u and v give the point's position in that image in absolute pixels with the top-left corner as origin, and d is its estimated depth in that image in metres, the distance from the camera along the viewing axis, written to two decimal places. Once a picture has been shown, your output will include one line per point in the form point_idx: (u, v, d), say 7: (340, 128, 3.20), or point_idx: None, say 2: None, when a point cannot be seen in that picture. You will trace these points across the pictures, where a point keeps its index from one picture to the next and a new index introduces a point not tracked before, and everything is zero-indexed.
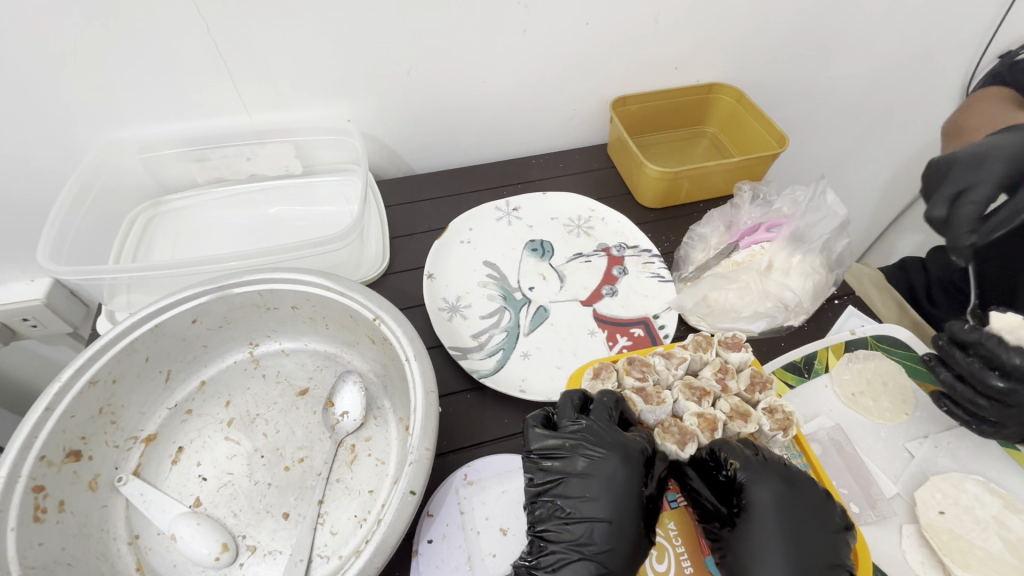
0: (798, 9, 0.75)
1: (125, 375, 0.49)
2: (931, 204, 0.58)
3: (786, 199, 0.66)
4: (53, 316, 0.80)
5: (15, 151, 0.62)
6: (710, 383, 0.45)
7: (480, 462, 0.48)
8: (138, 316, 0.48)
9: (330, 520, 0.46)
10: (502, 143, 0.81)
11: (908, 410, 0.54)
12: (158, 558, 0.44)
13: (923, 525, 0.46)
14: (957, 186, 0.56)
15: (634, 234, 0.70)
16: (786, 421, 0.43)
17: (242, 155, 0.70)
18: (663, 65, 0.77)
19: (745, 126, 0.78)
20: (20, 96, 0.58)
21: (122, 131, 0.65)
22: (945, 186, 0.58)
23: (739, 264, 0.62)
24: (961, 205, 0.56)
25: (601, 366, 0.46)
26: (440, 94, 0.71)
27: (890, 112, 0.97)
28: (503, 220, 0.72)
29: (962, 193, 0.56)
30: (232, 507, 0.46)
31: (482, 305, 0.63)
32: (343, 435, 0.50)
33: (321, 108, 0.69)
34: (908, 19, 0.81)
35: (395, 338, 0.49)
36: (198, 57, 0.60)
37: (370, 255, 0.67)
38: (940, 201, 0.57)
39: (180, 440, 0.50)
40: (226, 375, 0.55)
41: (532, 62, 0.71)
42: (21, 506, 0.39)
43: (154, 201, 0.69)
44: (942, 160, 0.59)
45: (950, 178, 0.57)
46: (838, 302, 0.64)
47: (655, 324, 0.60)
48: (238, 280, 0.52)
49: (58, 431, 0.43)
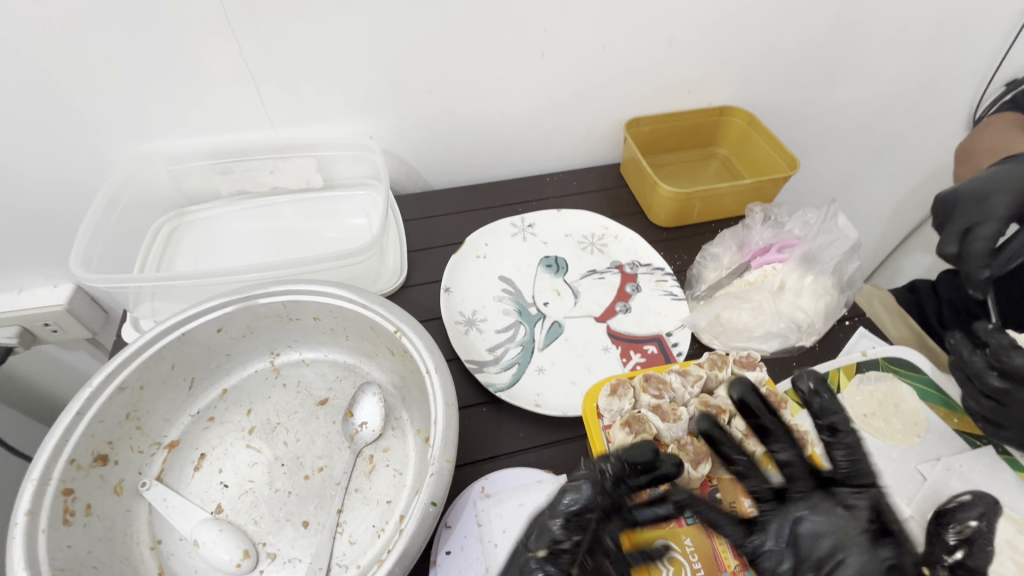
0: (809, 37, 0.77)
1: (152, 382, 0.50)
2: (943, 240, 0.62)
3: (798, 221, 0.68)
4: (73, 321, 0.81)
5: (48, 159, 0.64)
6: (725, 401, 0.46)
7: (497, 475, 0.49)
8: (167, 324, 0.50)
9: (348, 529, 0.46)
10: (518, 160, 0.83)
11: (919, 433, 0.55)
12: (179, 563, 0.45)
13: (936, 548, 0.46)
14: (965, 223, 0.60)
15: (647, 252, 0.71)
16: (800, 440, 0.44)
17: (266, 168, 0.72)
18: (677, 88, 0.79)
19: (756, 149, 0.80)
20: (57, 108, 0.60)
21: (151, 143, 0.67)
22: (954, 223, 0.61)
23: (751, 284, 0.63)
24: (971, 240, 0.59)
25: (618, 383, 0.47)
26: (459, 113, 0.73)
27: (898, 136, 0.99)
28: (518, 236, 0.74)
29: (971, 229, 0.60)
30: (253, 514, 0.47)
31: (498, 319, 0.64)
32: (362, 445, 0.51)
33: (344, 125, 0.71)
34: (916, 47, 0.83)
35: (415, 351, 0.50)
36: (228, 74, 0.61)
37: (389, 268, 0.68)
38: (951, 237, 0.61)
39: (202, 447, 0.51)
40: (248, 384, 0.56)
41: (549, 82, 0.73)
42: (51, 508, 0.40)
43: (179, 212, 0.71)
44: (948, 197, 0.64)
45: (958, 215, 0.61)
46: (849, 323, 0.64)
47: (668, 342, 0.61)
48: (263, 291, 0.53)
49: (87, 434, 0.45)
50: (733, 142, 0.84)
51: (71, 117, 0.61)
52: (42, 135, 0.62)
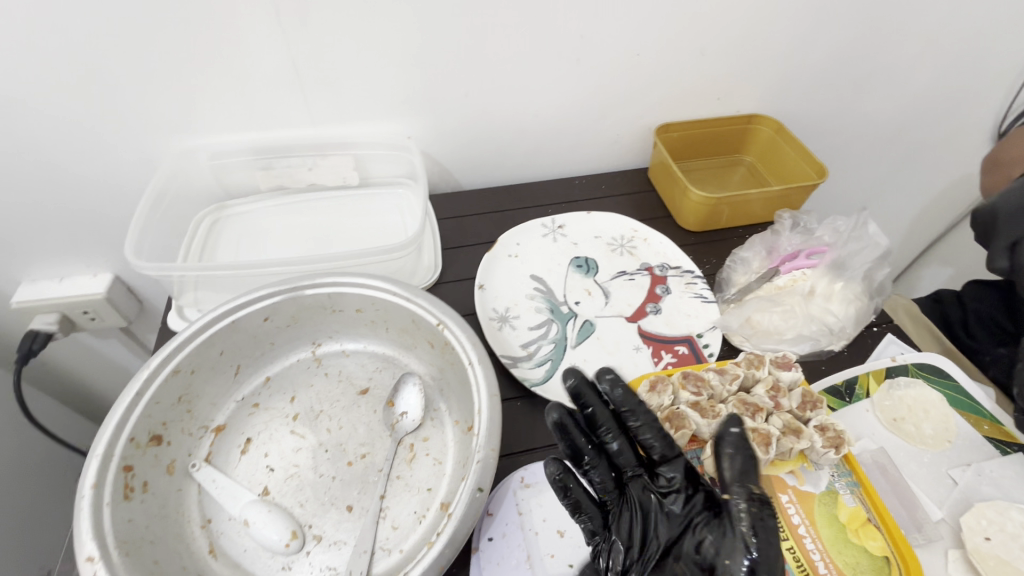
0: (840, 48, 0.78)
1: (203, 367, 0.52)
2: (993, 256, 0.64)
3: (827, 228, 0.68)
4: (112, 310, 0.81)
5: (96, 155, 0.65)
6: (762, 400, 0.47)
7: (536, 466, 0.51)
8: (218, 312, 0.52)
9: (391, 514, 0.48)
10: (548, 163, 0.84)
11: (950, 438, 0.55)
12: (229, 542, 0.46)
13: (969, 551, 0.47)
14: (1009, 238, 0.62)
15: (676, 255, 0.72)
16: (838, 439, 0.44)
17: (304, 165, 0.73)
18: (707, 96, 0.80)
19: (784, 156, 0.81)
20: (107, 104, 0.61)
21: (196, 138, 0.67)
22: (999, 239, 0.63)
23: (781, 288, 0.64)
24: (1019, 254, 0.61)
25: (657, 379, 0.48)
26: (494, 115, 0.74)
27: (925, 148, 0.99)
28: (549, 236, 0.75)
29: (1015, 244, 0.61)
30: (298, 497, 0.48)
31: (531, 316, 0.65)
32: (403, 434, 0.53)
33: (383, 125, 0.72)
34: (948, 60, 0.83)
35: (458, 343, 0.51)
36: (274, 73, 0.62)
37: (424, 265, 0.70)
38: (1000, 253, 0.63)
39: (248, 432, 0.53)
40: (290, 372, 0.58)
41: (584, 87, 0.74)
42: (113, 483, 0.42)
43: (219, 205, 0.72)
44: (986, 213, 0.65)
45: (1000, 232, 0.63)
46: (877, 329, 0.65)
47: (698, 342, 0.63)
48: (310, 283, 0.55)
49: (145, 415, 0.47)
50: (761, 149, 0.85)
51: (120, 114, 0.62)
52: (90, 131, 0.62)
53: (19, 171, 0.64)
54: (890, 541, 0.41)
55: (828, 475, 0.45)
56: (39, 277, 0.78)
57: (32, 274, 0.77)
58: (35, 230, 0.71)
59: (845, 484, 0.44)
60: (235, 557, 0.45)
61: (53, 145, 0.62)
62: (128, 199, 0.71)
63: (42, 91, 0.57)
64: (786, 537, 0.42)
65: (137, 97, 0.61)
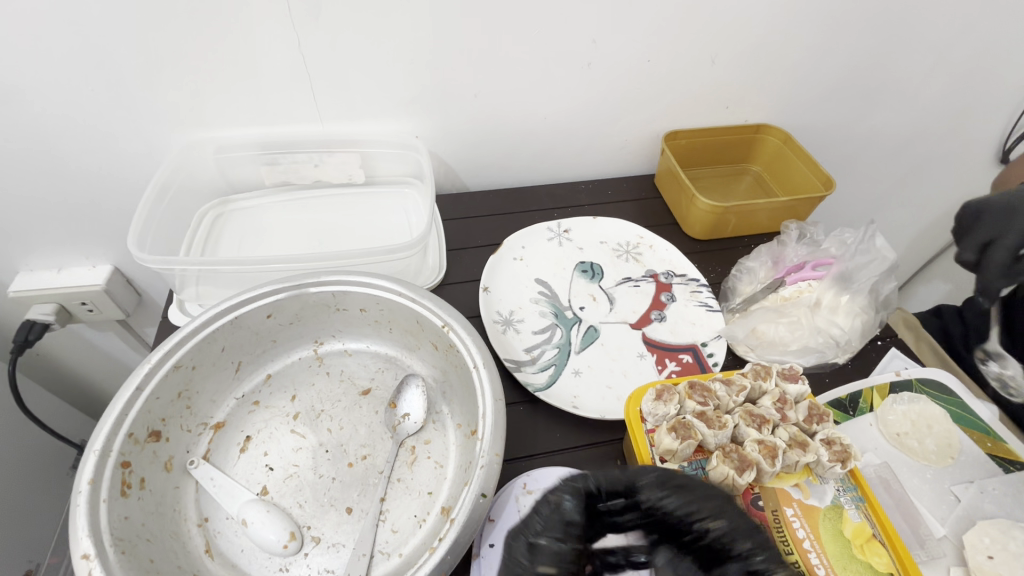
0: (849, 60, 0.78)
1: (203, 363, 0.51)
2: (959, 249, 0.55)
3: (834, 240, 0.68)
4: (110, 302, 0.81)
5: (102, 145, 0.64)
6: (769, 411, 0.46)
7: (539, 472, 0.50)
8: (221, 307, 0.51)
9: (391, 518, 0.47)
10: (554, 167, 0.83)
11: (952, 454, 0.55)
12: (226, 541, 0.46)
13: (971, 568, 0.47)
14: (988, 234, 0.53)
15: (682, 263, 0.72)
16: (844, 453, 0.44)
17: (311, 161, 0.72)
18: (716, 104, 0.80)
19: (790, 168, 0.81)
20: (114, 95, 0.60)
21: (204, 131, 0.67)
22: (976, 232, 0.54)
23: (787, 299, 0.64)
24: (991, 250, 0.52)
25: (663, 389, 0.48)
26: (502, 117, 0.74)
27: (929, 163, 0.99)
28: (554, 240, 0.74)
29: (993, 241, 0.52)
30: (297, 498, 0.48)
31: (535, 320, 0.65)
32: (404, 436, 0.52)
33: (392, 124, 0.71)
34: (956, 76, 0.83)
35: (463, 346, 0.51)
36: (284, 68, 0.62)
37: (428, 266, 0.70)
38: (968, 247, 0.54)
39: (247, 430, 0.52)
40: (292, 370, 0.57)
41: (594, 92, 0.73)
42: (110, 479, 0.42)
43: (222, 200, 0.72)
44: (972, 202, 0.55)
45: (980, 225, 0.54)
46: (881, 343, 0.65)
47: (703, 352, 0.62)
48: (315, 281, 0.54)
49: (144, 411, 0.46)
50: (767, 160, 0.85)
51: (126, 104, 0.61)
52: (96, 120, 0.62)
53: (21, 159, 0.63)
54: (896, 556, 0.42)
55: (833, 489, 0.45)
56: (36, 266, 0.77)
57: (29, 263, 0.76)
58: (37, 219, 0.70)
59: (850, 499, 0.44)
60: (232, 557, 0.45)
61: (58, 134, 0.61)
62: (131, 189, 0.70)
63: (48, 79, 0.57)
64: (792, 551, 0.42)
65: (145, 88, 0.60)
